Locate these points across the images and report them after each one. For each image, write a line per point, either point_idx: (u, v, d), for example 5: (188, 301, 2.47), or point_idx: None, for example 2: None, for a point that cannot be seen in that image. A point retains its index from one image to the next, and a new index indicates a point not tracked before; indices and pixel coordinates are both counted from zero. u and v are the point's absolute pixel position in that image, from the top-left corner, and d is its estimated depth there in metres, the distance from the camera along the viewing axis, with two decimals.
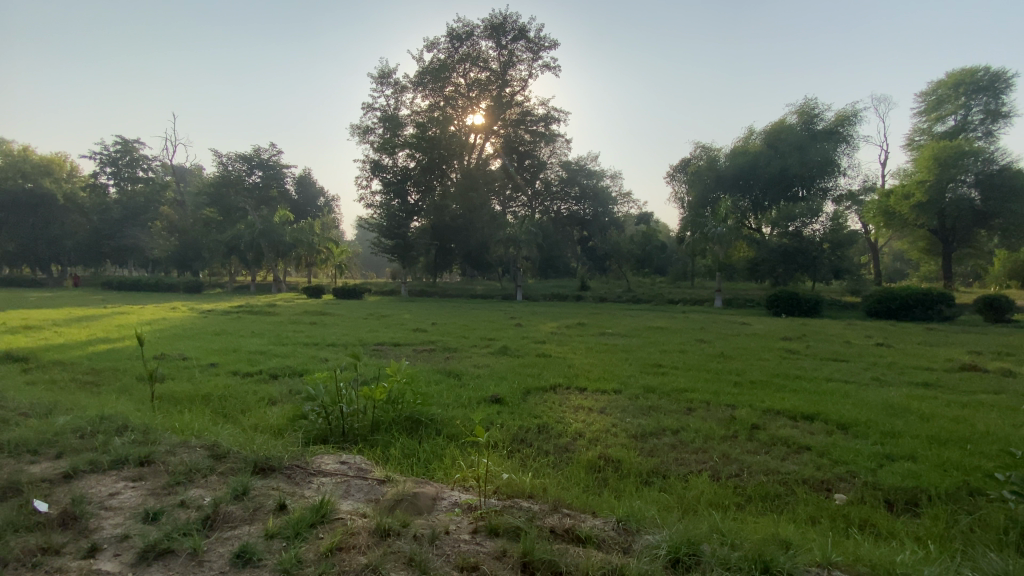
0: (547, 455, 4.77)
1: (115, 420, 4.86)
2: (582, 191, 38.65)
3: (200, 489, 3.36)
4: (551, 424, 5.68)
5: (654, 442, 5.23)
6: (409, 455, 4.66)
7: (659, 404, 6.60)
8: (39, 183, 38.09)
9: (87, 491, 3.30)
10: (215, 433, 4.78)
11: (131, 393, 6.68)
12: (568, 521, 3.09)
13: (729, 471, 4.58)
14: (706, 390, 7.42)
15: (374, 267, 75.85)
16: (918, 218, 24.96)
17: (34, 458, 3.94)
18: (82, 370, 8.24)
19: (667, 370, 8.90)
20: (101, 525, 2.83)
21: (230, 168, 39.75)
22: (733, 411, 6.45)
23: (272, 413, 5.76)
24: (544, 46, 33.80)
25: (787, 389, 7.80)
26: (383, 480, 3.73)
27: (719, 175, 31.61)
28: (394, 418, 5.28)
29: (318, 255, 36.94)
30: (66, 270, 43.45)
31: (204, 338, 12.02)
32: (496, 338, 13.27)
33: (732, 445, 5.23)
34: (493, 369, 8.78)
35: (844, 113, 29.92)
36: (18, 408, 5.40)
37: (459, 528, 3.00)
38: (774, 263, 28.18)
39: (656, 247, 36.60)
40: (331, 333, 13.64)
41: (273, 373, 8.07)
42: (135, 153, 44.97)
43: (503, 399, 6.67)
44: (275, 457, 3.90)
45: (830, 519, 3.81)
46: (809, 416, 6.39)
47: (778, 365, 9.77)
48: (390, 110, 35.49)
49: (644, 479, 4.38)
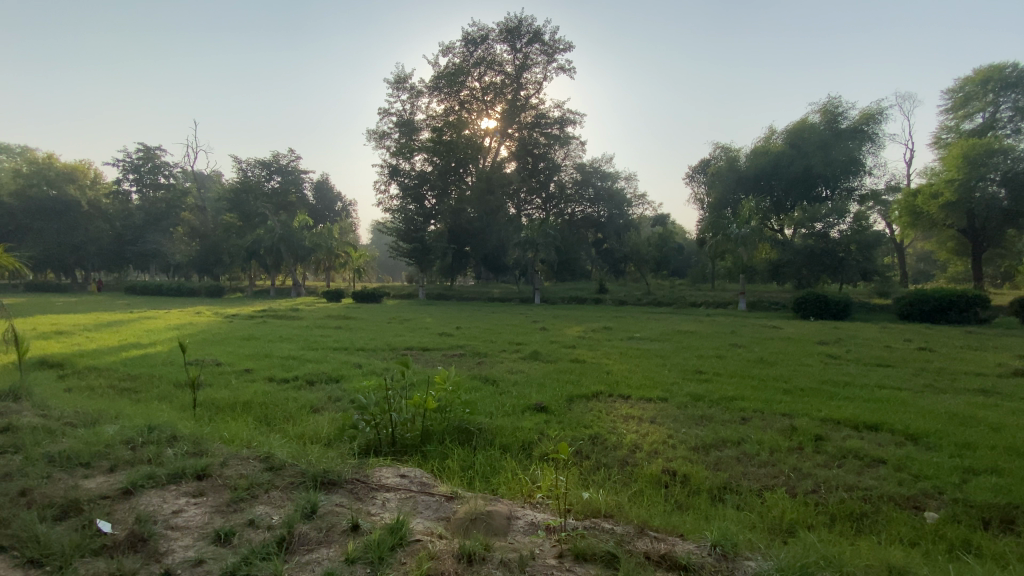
0: (608, 469, 4.54)
1: (163, 429, 4.74)
2: (597, 193, 38.28)
3: (265, 506, 3.21)
4: (604, 434, 5.43)
5: (717, 455, 4.99)
6: (468, 468, 4.49)
7: (711, 414, 6.33)
8: (64, 190, 38.83)
9: (149, 508, 3.16)
10: (265, 444, 4.63)
11: (172, 401, 6.62)
12: (660, 546, 2.86)
13: (805, 486, 4.33)
14: (756, 398, 7.14)
15: (390, 271, 76.11)
16: (947, 218, 24.21)
17: (87, 471, 3.83)
18: (118, 377, 8.20)
19: (709, 376, 8.60)
20: (172, 548, 2.68)
21: (249, 173, 40.20)
22: (791, 420, 6.16)
23: (317, 422, 5.63)
24: (559, 49, 33.63)
25: (840, 397, 7.47)
26: (450, 496, 3.56)
27: (739, 176, 31.14)
28: (445, 428, 5.15)
29: (336, 259, 37.13)
30: (90, 276, 44.12)
31: (233, 343, 11.98)
32: (525, 343, 13.01)
33: (799, 458, 4.97)
34: (529, 375, 8.57)
35: (869, 111, 29.16)
36: (64, 417, 5.32)
37: (543, 551, 2.80)
38: (798, 265, 27.64)
39: (673, 249, 36.24)
40: (357, 337, 13.53)
41: (308, 379, 7.93)
42: (157, 160, 45.75)
43: (548, 407, 6.46)
44: (334, 470, 3.73)
45: (927, 541, 3.56)
46: (873, 426, 6.09)
47: (822, 371, 9.40)
48: (406, 114, 35.61)
49: (715, 496, 4.14)
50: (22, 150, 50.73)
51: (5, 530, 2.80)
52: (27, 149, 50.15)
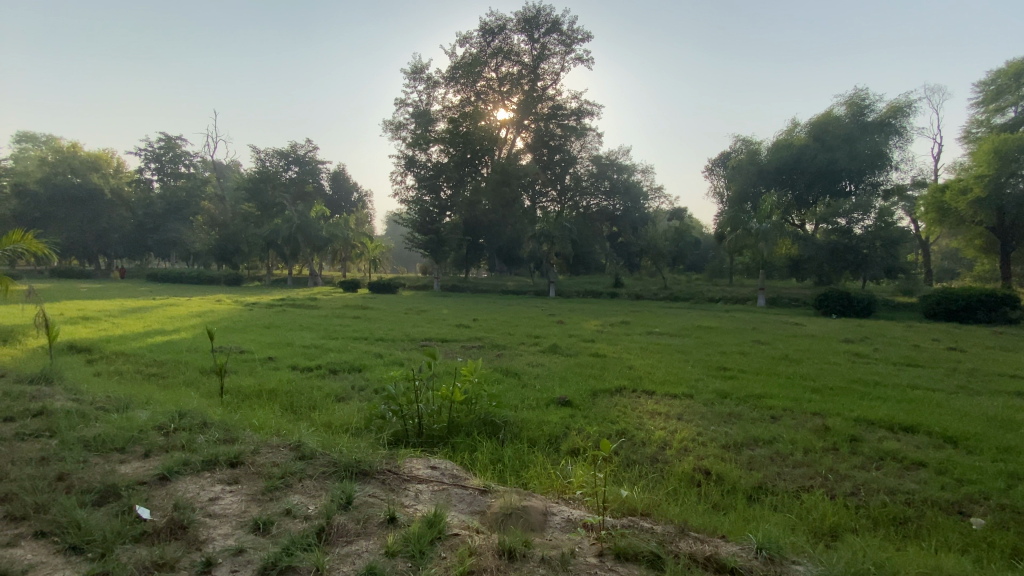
0: (638, 465, 4.46)
1: (193, 416, 4.77)
2: (612, 186, 37.84)
3: (300, 495, 3.20)
4: (632, 430, 5.33)
5: (750, 453, 4.87)
6: (497, 460, 4.46)
7: (740, 411, 6.20)
8: (88, 178, 39.53)
9: (185, 495, 3.17)
10: (295, 432, 4.63)
11: (199, 387, 6.68)
12: (704, 547, 2.78)
13: (844, 489, 4.24)
14: (784, 396, 6.99)
15: (404, 262, 76.42)
16: (976, 215, 23.44)
17: (123, 456, 3.86)
18: (145, 362, 8.33)
19: (734, 373, 8.43)
20: (212, 536, 2.68)
21: (267, 163, 40.59)
22: (823, 420, 6.01)
23: (344, 411, 5.64)
24: (577, 39, 33.17)
25: (871, 397, 7.28)
26: (483, 490, 3.51)
27: (760, 169, 30.52)
28: (472, 421, 5.12)
29: (353, 249, 37.42)
30: (112, 264, 44.98)
31: (255, 331, 12.10)
32: (543, 336, 12.94)
33: (835, 459, 4.84)
34: (550, 369, 8.48)
35: (897, 104, 28.26)
36: (96, 401, 5.39)
37: (583, 549, 2.74)
38: (820, 261, 27.02)
39: (690, 244, 35.89)
40: (376, 327, 13.55)
41: (331, 368, 7.98)
42: (178, 150, 46.38)
43: (572, 402, 6.37)
44: (366, 460, 3.70)
45: (976, 548, 3.44)
46: (909, 428, 5.92)
47: (851, 370, 9.16)
48: (422, 105, 35.50)
49: (751, 495, 4.05)
50: (47, 138, 51.80)
51: (45, 515, 2.81)
52: (52, 138, 51.17)
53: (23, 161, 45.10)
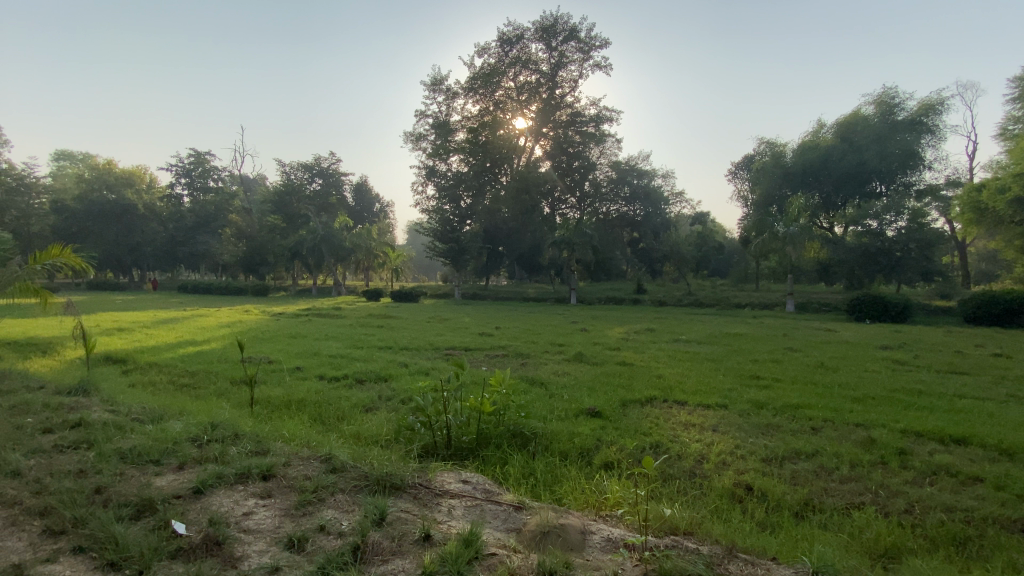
0: (676, 480, 4.30)
1: (225, 428, 4.79)
2: (633, 192, 37.53)
3: (333, 510, 3.16)
4: (666, 442, 5.17)
5: (792, 468, 4.66)
6: (529, 474, 4.35)
7: (778, 423, 5.96)
8: (122, 194, 40.95)
9: (219, 509, 3.16)
10: (325, 443, 4.61)
11: (229, 398, 6.76)
12: (755, 571, 2.63)
13: (897, 506, 4.01)
14: (824, 407, 6.71)
15: (424, 271, 76.97)
16: (1017, 215, 22.43)
17: (158, 469, 3.88)
18: (177, 373, 8.47)
19: (769, 382, 8.15)
20: (247, 553, 2.64)
21: (292, 176, 42.07)
22: (867, 431, 5.73)
23: (372, 422, 5.60)
24: (595, 46, 33.13)
25: (915, 407, 6.95)
26: (518, 506, 3.41)
27: (786, 172, 29.86)
28: (502, 433, 5.03)
29: (375, 259, 37.88)
30: (145, 276, 46.37)
31: (282, 341, 12.25)
32: (568, 344, 12.77)
33: (884, 474, 4.60)
34: (577, 378, 8.33)
35: (929, 101, 27.34)
36: (131, 412, 5.48)
37: (626, 571, 2.62)
38: (851, 264, 26.16)
39: (714, 249, 35.30)
40: (400, 336, 13.59)
41: (358, 378, 7.99)
42: (206, 165, 47.76)
43: (602, 412, 6.22)
44: (398, 474, 3.64)
45: None
46: (960, 440, 5.60)
47: (892, 378, 8.78)
48: (442, 115, 35.84)
49: (796, 513, 3.86)
50: (84, 156, 53.96)
51: (83, 530, 2.82)
52: (88, 155, 53.24)
53: (62, 178, 47.00)
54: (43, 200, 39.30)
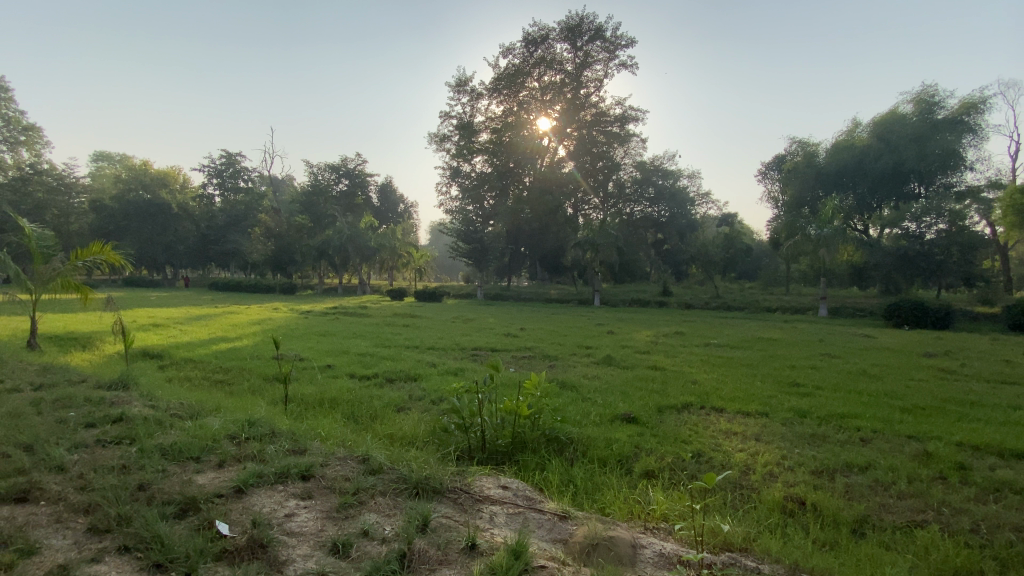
0: (723, 492, 4.12)
1: (262, 425, 4.80)
2: (657, 192, 36.41)
3: (374, 514, 3.10)
4: (708, 450, 4.98)
5: (844, 481, 4.44)
6: (568, 482, 4.23)
7: (825, 433, 5.70)
8: (157, 194, 42.16)
9: (261, 509, 3.13)
10: (361, 443, 4.57)
11: (263, 395, 6.81)
12: None
13: (963, 525, 3.75)
14: (872, 417, 6.39)
15: (447, 272, 77.28)
16: None
17: (198, 466, 3.88)
18: (211, 368, 8.62)
19: (809, 390, 7.82)
20: (292, 556, 2.60)
21: (319, 177, 42.72)
22: (920, 444, 5.42)
23: (406, 422, 5.55)
24: (621, 45, 32.70)
25: (969, 418, 6.58)
26: (562, 515, 3.29)
27: (818, 172, 28.95)
28: (537, 437, 4.89)
29: (400, 258, 38.15)
30: (177, 273, 47.67)
31: (311, 339, 12.36)
32: (595, 347, 12.57)
33: (945, 490, 4.32)
34: (608, 382, 8.16)
35: (971, 100, 26.16)
36: (169, 408, 5.54)
37: None
38: (889, 267, 25.18)
39: (742, 251, 34.45)
40: (426, 335, 13.60)
41: (387, 377, 7.97)
42: (237, 166, 48.90)
43: (637, 418, 6.05)
44: (436, 477, 3.55)
45: None
46: (1021, 455, 5.26)
47: (939, 389, 8.32)
48: (466, 116, 35.85)
49: (854, 530, 3.67)
50: (121, 157, 55.78)
51: (129, 529, 2.81)
52: (126, 157, 55.06)
53: (101, 179, 48.69)
54: (83, 200, 40.76)
